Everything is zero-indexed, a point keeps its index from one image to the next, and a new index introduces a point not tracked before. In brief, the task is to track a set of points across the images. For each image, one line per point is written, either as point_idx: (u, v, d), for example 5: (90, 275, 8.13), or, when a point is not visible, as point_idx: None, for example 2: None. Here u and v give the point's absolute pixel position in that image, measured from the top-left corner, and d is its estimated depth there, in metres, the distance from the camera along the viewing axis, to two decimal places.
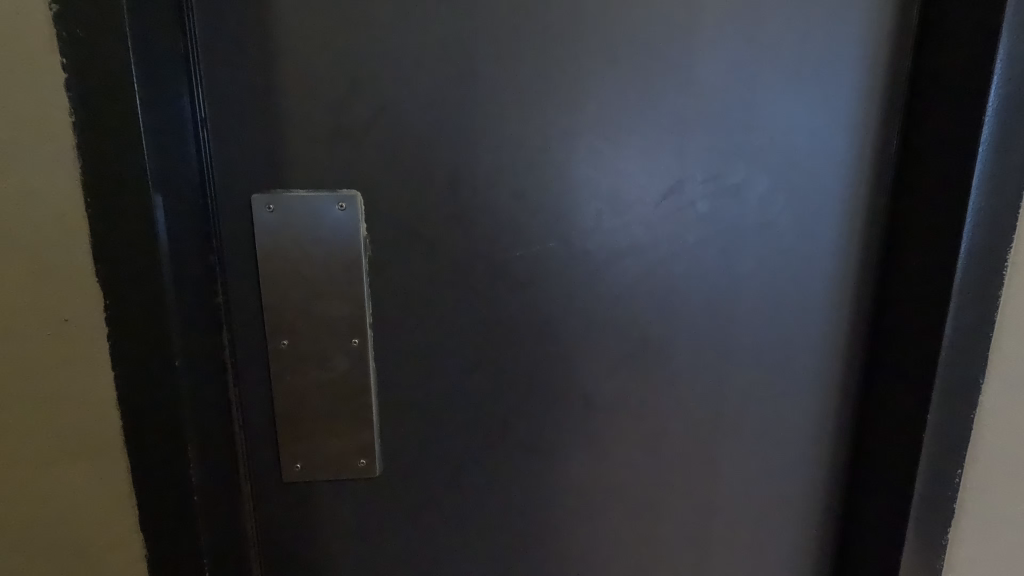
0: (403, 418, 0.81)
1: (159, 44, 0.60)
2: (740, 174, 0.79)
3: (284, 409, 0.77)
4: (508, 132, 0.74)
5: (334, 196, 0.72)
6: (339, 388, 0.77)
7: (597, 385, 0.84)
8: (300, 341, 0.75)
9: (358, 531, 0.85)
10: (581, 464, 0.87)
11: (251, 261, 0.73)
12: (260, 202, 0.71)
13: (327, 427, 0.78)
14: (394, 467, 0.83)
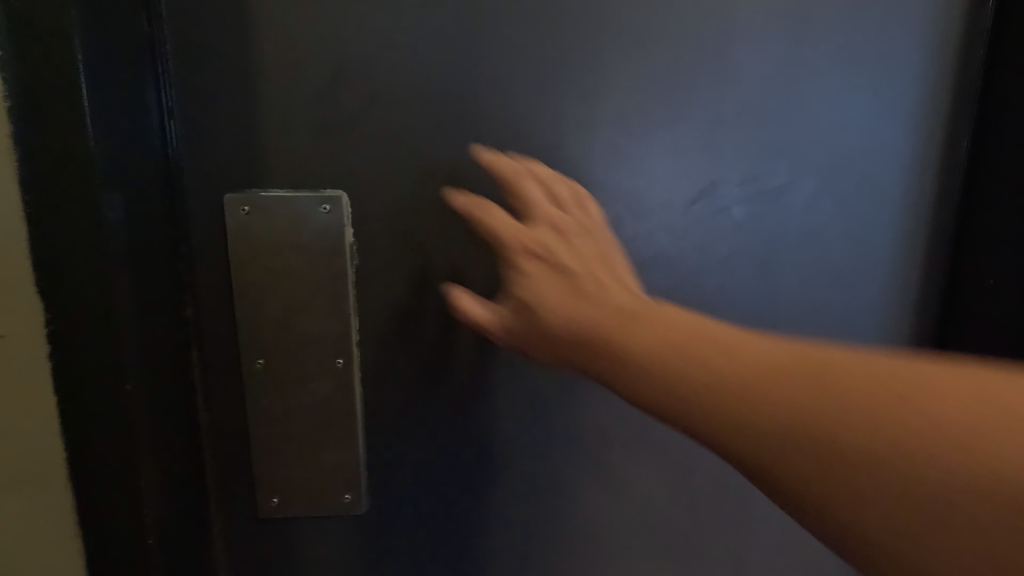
0: (396, 448, 0.72)
1: (117, 20, 0.52)
2: (783, 177, 0.69)
3: (260, 436, 0.68)
4: (516, 126, 0.65)
5: (318, 196, 0.63)
6: (322, 414, 0.68)
7: (617, 414, 0.74)
8: (277, 362, 0.66)
9: (341, 574, 0.75)
10: (597, 501, 0.77)
11: (224, 269, 0.65)
12: (234, 203, 0.63)
13: (308, 457, 0.69)
14: (383, 503, 0.73)
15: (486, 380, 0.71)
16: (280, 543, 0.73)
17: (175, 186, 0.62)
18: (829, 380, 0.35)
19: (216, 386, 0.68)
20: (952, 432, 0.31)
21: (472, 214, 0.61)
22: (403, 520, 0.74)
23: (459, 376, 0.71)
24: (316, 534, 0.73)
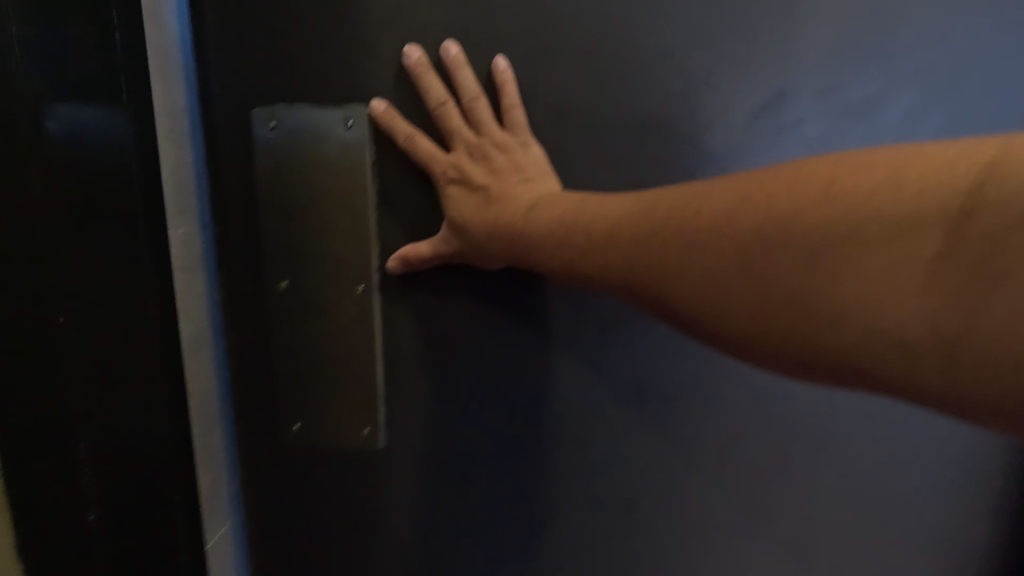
0: (416, 384, 0.69)
1: None
2: (870, 83, 0.59)
3: (281, 360, 0.67)
4: (549, 30, 0.58)
5: (341, 111, 0.60)
6: (341, 340, 0.66)
7: (661, 361, 0.67)
8: (302, 286, 0.65)
9: (360, 512, 0.74)
10: (647, 457, 0.71)
11: (243, 185, 0.63)
12: (260, 116, 0.61)
13: (327, 385, 0.68)
14: (401, 442, 0.71)
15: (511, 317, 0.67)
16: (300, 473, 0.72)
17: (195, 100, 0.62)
18: (874, 236, 0.35)
19: (241, 308, 0.67)
20: (915, 241, 0.34)
21: (468, 137, 0.58)
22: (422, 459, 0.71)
23: (482, 312, 0.67)
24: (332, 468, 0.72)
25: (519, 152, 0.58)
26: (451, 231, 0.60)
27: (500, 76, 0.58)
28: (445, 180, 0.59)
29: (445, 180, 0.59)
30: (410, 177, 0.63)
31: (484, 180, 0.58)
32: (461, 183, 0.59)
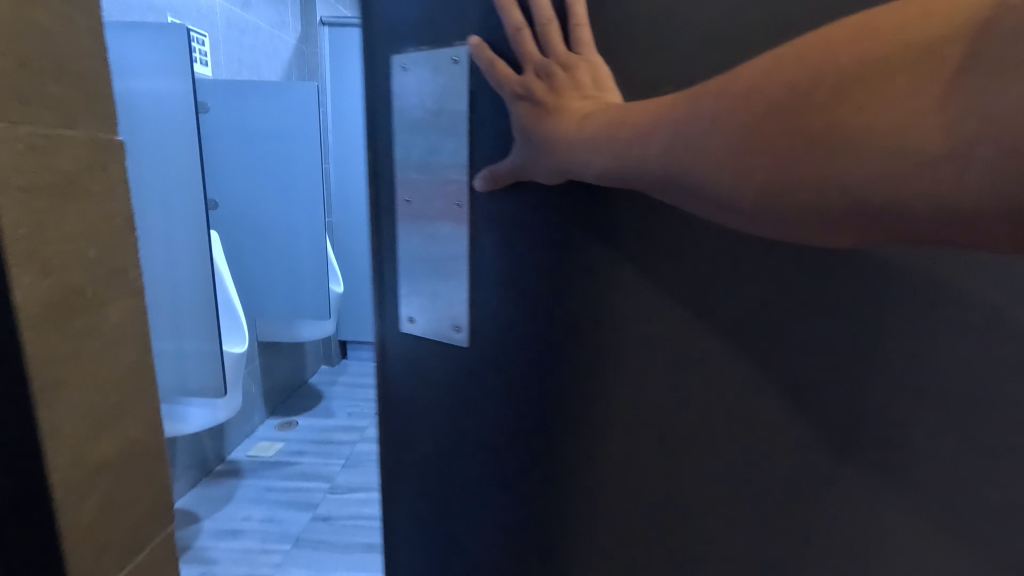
0: (508, 300, 0.51)
1: None
2: None
3: (404, 234, 0.55)
4: None
5: (446, 48, 0.48)
6: (458, 229, 0.52)
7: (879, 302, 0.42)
8: (419, 192, 0.53)
9: (425, 443, 0.59)
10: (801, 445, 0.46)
11: (388, 66, 0.53)
12: (397, 63, 0.51)
13: (443, 271, 0.54)
14: (490, 373, 0.54)
15: (650, 211, 0.45)
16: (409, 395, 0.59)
17: None
18: (846, 85, 0.29)
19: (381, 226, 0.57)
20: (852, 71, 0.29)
21: (536, 57, 0.44)
22: (507, 399, 0.53)
23: (612, 201, 0.46)
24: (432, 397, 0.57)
25: (584, 72, 0.43)
26: (526, 151, 0.45)
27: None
28: (514, 99, 0.45)
29: (518, 97, 0.44)
30: (491, 105, 0.48)
31: (551, 96, 0.43)
32: (539, 98, 0.44)
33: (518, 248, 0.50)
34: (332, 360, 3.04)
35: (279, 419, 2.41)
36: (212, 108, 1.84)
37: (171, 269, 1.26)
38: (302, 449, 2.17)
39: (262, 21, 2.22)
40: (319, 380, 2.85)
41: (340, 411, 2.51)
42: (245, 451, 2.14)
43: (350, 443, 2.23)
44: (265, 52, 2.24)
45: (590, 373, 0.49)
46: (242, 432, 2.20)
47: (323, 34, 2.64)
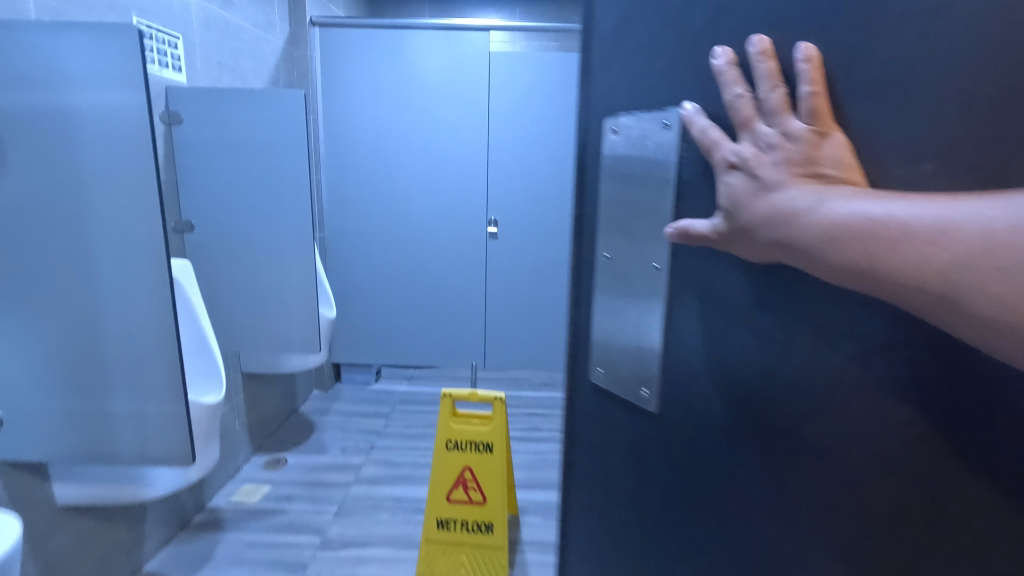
0: (699, 359, 0.50)
1: None
2: None
3: (603, 289, 0.57)
4: None
5: (662, 112, 0.49)
6: (651, 287, 0.52)
7: None
8: (619, 244, 0.54)
9: (618, 493, 0.59)
10: None
11: (599, 124, 0.55)
12: (607, 124, 0.54)
13: (637, 329, 0.55)
14: (679, 429, 0.52)
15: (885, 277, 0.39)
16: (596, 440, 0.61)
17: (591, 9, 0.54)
18: None
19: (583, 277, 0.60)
20: None
21: (764, 130, 0.41)
22: (682, 456, 0.52)
23: None
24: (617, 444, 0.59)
25: (821, 145, 0.39)
26: (725, 220, 0.43)
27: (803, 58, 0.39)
28: (722, 169, 0.43)
29: (725, 167, 0.42)
30: (701, 176, 0.47)
31: (782, 173, 0.40)
32: (747, 168, 0.41)
33: (705, 313, 0.49)
34: (324, 385, 2.84)
35: (265, 456, 2.20)
36: (187, 118, 1.63)
37: (124, 318, 1.02)
38: (290, 494, 1.96)
39: (245, 21, 2.01)
40: (310, 408, 2.64)
41: (333, 446, 2.30)
42: (227, 497, 1.93)
43: (343, 485, 2.03)
44: (248, 55, 2.04)
45: (774, 446, 0.46)
46: (225, 474, 1.99)
47: (313, 35, 2.43)
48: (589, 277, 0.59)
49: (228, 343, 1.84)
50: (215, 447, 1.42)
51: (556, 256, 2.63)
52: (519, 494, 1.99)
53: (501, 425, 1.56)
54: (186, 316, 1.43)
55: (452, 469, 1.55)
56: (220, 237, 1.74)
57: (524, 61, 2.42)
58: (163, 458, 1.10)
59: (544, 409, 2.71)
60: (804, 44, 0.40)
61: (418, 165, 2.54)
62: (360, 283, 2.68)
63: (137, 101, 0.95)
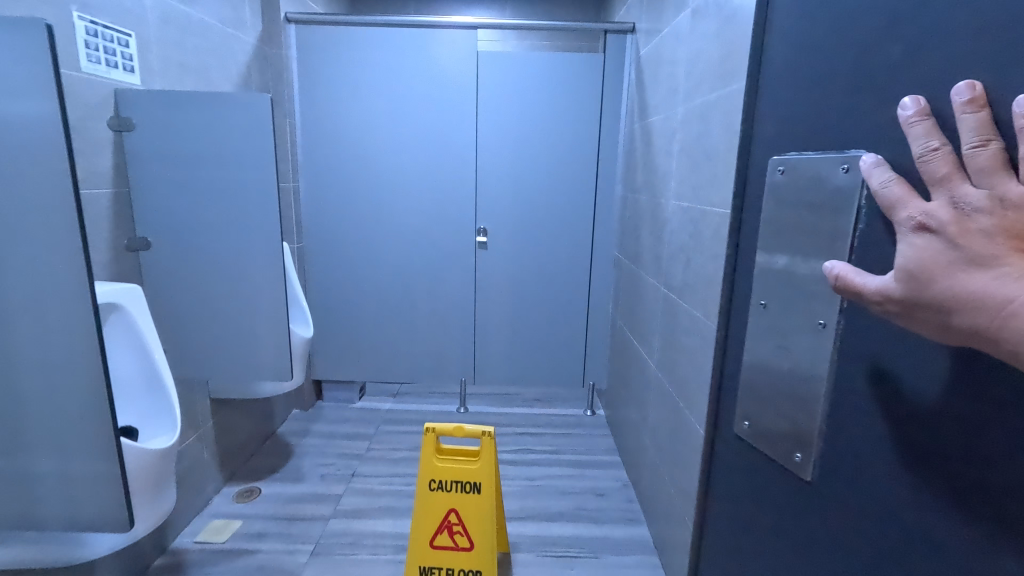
0: (825, 412, 0.83)
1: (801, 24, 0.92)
2: None
3: (751, 370, 1.05)
4: None
5: (843, 157, 0.79)
6: (787, 371, 0.92)
7: None
8: (778, 315, 0.95)
9: (800, 499, 0.90)
10: None
11: (779, 178, 0.96)
12: (775, 165, 0.97)
13: (781, 389, 0.95)
14: (823, 459, 0.84)
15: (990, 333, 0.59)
16: (745, 460, 1.10)
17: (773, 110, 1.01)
18: None
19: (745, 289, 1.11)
20: None
21: (949, 192, 0.56)
22: (861, 476, 0.77)
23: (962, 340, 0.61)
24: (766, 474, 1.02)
25: (1007, 198, 0.51)
26: (898, 280, 0.61)
27: (1013, 124, 0.54)
28: (907, 227, 0.60)
29: (909, 227, 0.60)
30: (875, 213, 0.74)
31: (948, 229, 0.56)
32: (930, 232, 0.57)
33: (857, 386, 0.77)
34: (303, 404, 2.68)
35: (237, 486, 2.04)
36: (140, 124, 1.47)
37: (44, 364, 0.87)
38: (262, 531, 1.80)
39: (210, 16, 1.85)
40: (288, 430, 2.48)
41: (311, 473, 2.15)
42: (192, 536, 1.77)
43: (321, 519, 1.88)
44: (214, 54, 1.88)
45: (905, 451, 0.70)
46: (190, 510, 1.83)
47: (288, 33, 2.27)
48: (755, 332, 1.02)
49: (191, 371, 1.68)
50: (171, 491, 1.28)
51: (548, 268, 2.49)
52: (511, 528, 1.84)
53: (490, 462, 1.42)
54: (135, 346, 1.27)
55: (436, 510, 1.42)
56: (182, 254, 1.58)
57: (514, 62, 2.28)
58: (94, 522, 0.95)
59: (537, 429, 2.57)
60: (969, 88, 0.56)
61: (402, 172, 2.39)
62: (342, 296, 2.53)
63: (48, 110, 0.79)
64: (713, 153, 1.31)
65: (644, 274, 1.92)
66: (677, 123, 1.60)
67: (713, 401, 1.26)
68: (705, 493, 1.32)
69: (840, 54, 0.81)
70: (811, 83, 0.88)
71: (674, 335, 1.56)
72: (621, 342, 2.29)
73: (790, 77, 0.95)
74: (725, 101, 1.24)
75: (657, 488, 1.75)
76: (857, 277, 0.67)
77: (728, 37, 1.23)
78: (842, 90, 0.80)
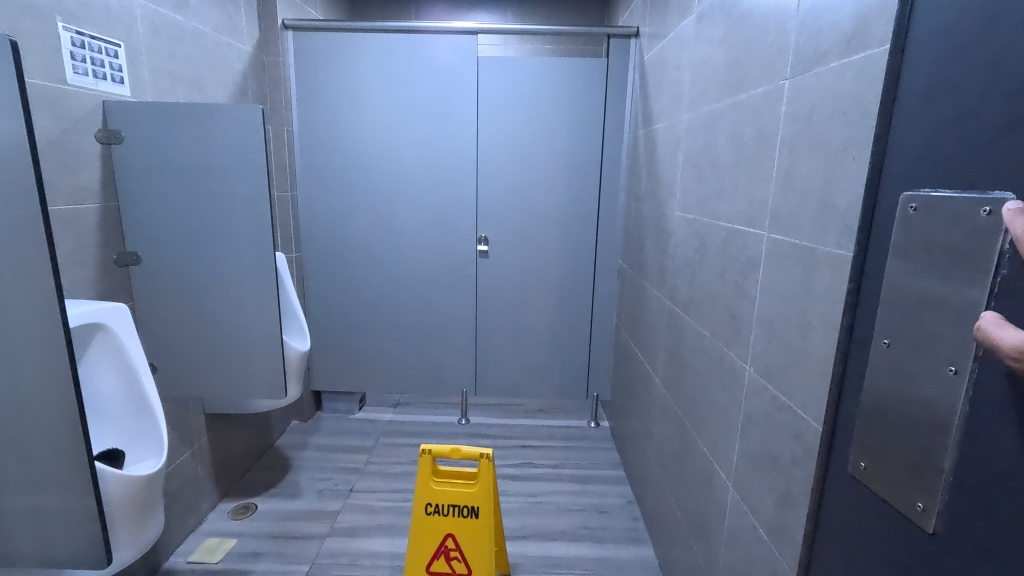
0: (964, 456, 0.54)
1: (897, 30, 0.65)
2: None
3: (868, 407, 0.68)
4: None
5: (983, 197, 0.53)
6: (911, 407, 0.61)
7: None
8: (903, 352, 0.63)
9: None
10: None
11: (896, 219, 0.64)
12: (906, 201, 0.63)
13: (905, 432, 0.62)
14: (970, 523, 0.54)
15: None
16: (846, 544, 0.73)
17: (885, 117, 0.67)
18: None
19: (849, 364, 0.74)
20: None
21: None
22: None
23: None
24: (884, 560, 0.66)
25: None
26: None
27: None
28: None
29: None
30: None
31: None
32: None
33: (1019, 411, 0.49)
34: (302, 415, 2.64)
35: (233, 503, 2.00)
36: (129, 137, 1.44)
37: (17, 405, 0.87)
38: (257, 550, 1.76)
39: (203, 25, 1.81)
40: (286, 443, 2.45)
41: (308, 489, 2.11)
42: (185, 556, 1.73)
43: (317, 538, 1.83)
44: (207, 63, 1.84)
45: None
46: (184, 528, 1.79)
47: (286, 40, 2.23)
48: (870, 376, 0.68)
49: (182, 388, 1.63)
50: (159, 519, 1.22)
51: (550, 277, 2.44)
52: (511, 548, 1.79)
53: (488, 485, 1.37)
54: (123, 366, 1.23)
55: (432, 535, 1.38)
56: (171, 269, 1.54)
57: (514, 67, 2.23)
58: (70, 558, 0.95)
59: (539, 442, 2.51)
60: None
61: (401, 181, 2.34)
62: (340, 306, 2.49)
63: (15, 132, 0.78)
64: (719, 165, 1.25)
65: (648, 286, 1.86)
66: (682, 132, 1.55)
67: (720, 425, 1.20)
68: (711, 520, 1.26)
69: (855, 65, 0.75)
70: (927, 110, 0.60)
71: (679, 352, 1.50)
72: (625, 354, 2.23)
73: (925, 67, 0.61)
74: (732, 110, 1.18)
75: (662, 508, 1.69)
76: (999, 334, 0.48)
77: (736, 44, 1.17)
78: (964, 125, 0.55)
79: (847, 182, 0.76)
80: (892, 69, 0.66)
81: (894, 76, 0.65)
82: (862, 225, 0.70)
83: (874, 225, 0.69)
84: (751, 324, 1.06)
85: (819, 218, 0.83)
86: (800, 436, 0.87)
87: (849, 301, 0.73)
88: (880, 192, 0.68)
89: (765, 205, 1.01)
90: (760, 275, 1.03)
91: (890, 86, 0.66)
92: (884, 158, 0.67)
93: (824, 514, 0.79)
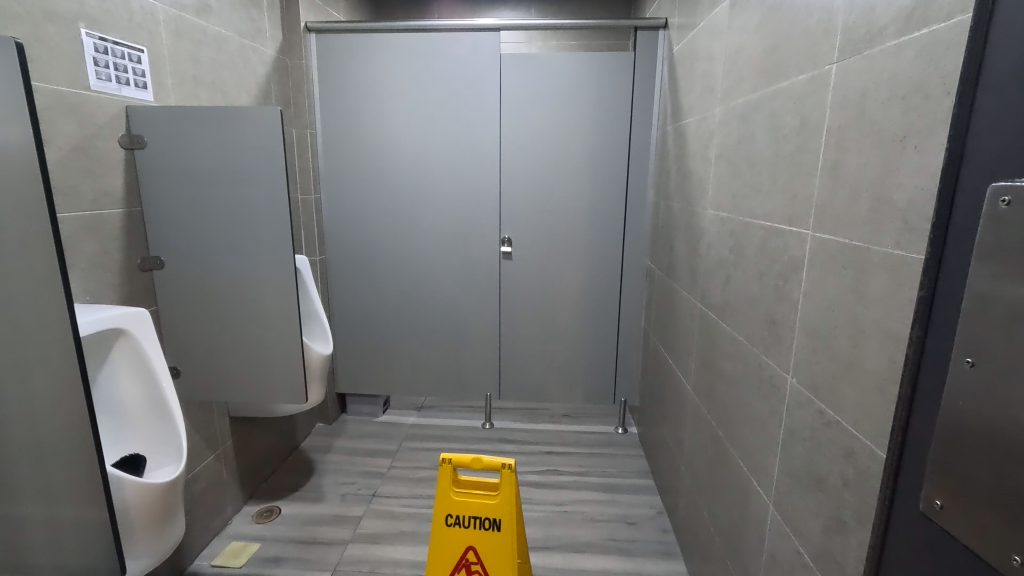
0: None
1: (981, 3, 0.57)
2: None
3: (945, 438, 0.60)
4: None
5: None
6: (1006, 441, 0.53)
7: None
8: (992, 375, 0.54)
9: None
10: None
11: (982, 220, 0.56)
12: (995, 196, 0.54)
13: (997, 470, 0.54)
14: None
15: None
16: None
17: (965, 105, 0.59)
18: None
19: (919, 383, 0.66)
20: None
21: None
22: None
23: None
24: None
25: None
26: None
27: None
28: None
29: None
30: None
31: None
32: None
33: None
34: (327, 418, 2.64)
35: (257, 506, 2.00)
36: (151, 141, 1.44)
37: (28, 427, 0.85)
38: (279, 555, 1.75)
39: (227, 29, 1.82)
40: (311, 445, 2.45)
41: (331, 493, 2.10)
42: (209, 559, 1.73)
43: (339, 544, 1.81)
44: (230, 67, 1.85)
45: None
46: (209, 531, 1.80)
47: (308, 43, 2.22)
48: (948, 399, 0.60)
49: (205, 393, 1.63)
50: (181, 525, 1.21)
51: (576, 278, 2.37)
52: (535, 559, 1.73)
53: (510, 495, 1.32)
54: (142, 372, 1.22)
55: (453, 547, 1.33)
56: (193, 274, 1.54)
57: (537, 64, 2.17)
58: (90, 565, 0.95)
59: (564, 448, 2.45)
60: None
61: (424, 183, 2.31)
62: (365, 308, 2.47)
63: (15, 138, 0.76)
64: (757, 160, 1.17)
65: (679, 288, 1.78)
66: (714, 126, 1.46)
67: (758, 438, 1.12)
68: (749, 541, 1.17)
69: (916, 44, 0.67)
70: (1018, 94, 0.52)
71: (713, 357, 1.42)
72: (654, 357, 2.15)
73: (1018, 39, 0.52)
74: (770, 100, 1.10)
75: (694, 521, 1.60)
76: None
77: (773, 29, 1.09)
78: None
79: (911, 178, 0.68)
80: (975, 40, 0.57)
81: (979, 47, 0.57)
82: (936, 224, 0.62)
83: (952, 228, 0.61)
84: (793, 330, 0.98)
85: (874, 214, 0.75)
86: (852, 456, 0.79)
87: (920, 312, 0.65)
88: (959, 185, 0.60)
89: (811, 201, 0.92)
90: (805, 278, 0.94)
91: (972, 63, 0.58)
92: (964, 144, 0.59)
93: (887, 554, 0.70)
